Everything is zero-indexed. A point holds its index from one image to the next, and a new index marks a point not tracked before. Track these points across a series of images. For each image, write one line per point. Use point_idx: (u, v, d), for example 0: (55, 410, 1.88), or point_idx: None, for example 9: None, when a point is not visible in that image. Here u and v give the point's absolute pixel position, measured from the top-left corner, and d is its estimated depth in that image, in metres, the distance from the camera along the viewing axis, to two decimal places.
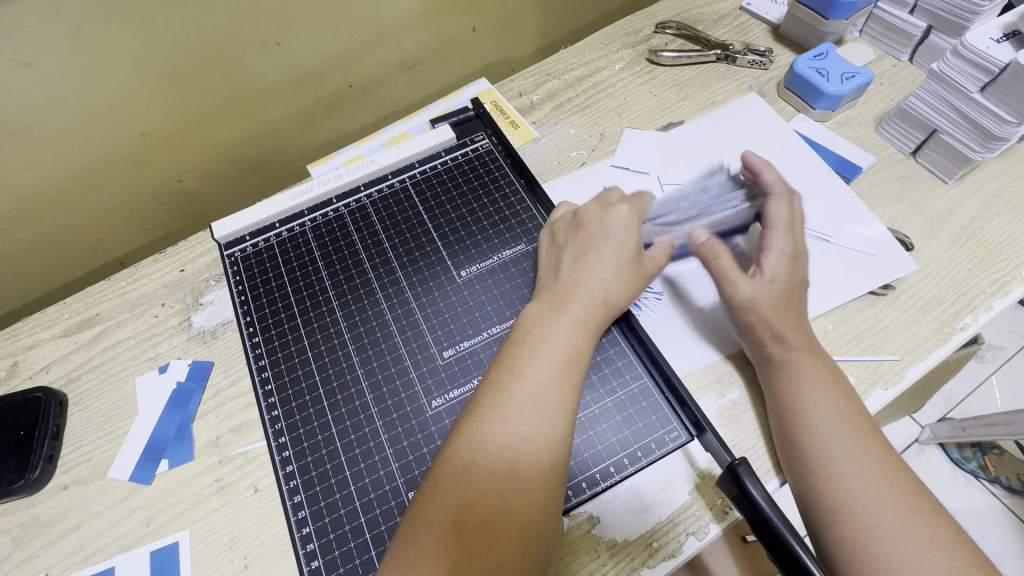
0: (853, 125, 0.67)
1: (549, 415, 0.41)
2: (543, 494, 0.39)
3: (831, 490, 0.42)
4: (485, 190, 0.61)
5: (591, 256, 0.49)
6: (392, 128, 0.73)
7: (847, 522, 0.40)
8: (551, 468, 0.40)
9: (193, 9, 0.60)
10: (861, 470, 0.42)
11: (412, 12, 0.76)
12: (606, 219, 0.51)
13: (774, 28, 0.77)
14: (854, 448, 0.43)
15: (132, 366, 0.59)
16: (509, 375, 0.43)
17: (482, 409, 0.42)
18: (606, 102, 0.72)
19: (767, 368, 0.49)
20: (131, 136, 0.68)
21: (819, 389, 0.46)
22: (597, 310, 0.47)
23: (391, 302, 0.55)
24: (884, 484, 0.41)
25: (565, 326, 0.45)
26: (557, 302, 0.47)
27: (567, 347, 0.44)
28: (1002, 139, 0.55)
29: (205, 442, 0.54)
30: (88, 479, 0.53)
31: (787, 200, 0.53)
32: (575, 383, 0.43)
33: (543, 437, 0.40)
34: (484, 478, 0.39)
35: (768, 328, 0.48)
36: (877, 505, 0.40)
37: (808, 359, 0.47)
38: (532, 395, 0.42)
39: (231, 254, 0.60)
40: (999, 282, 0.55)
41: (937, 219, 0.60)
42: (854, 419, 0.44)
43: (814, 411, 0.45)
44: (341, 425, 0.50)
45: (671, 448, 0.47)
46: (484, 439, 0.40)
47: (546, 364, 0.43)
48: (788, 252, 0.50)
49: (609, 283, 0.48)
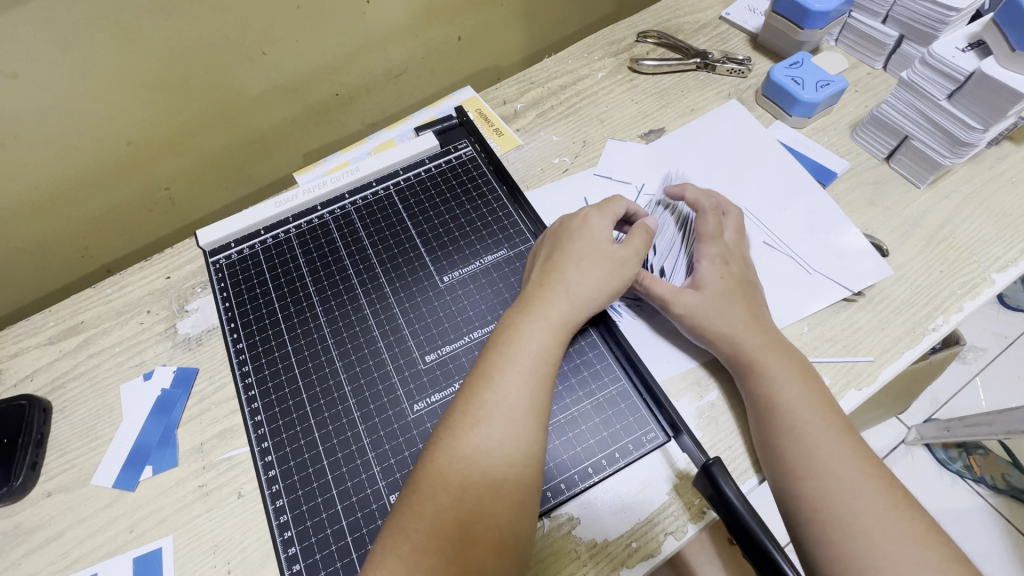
0: (828, 131, 0.69)
1: (523, 419, 0.42)
2: (516, 497, 0.40)
3: (810, 488, 0.42)
4: (468, 198, 0.62)
5: (557, 255, 0.51)
6: (378, 136, 0.73)
7: (826, 520, 0.41)
8: (530, 471, 0.41)
9: (179, 22, 0.61)
10: (838, 468, 0.42)
11: (397, 21, 0.78)
12: (575, 223, 0.53)
13: (752, 37, 0.78)
14: (832, 447, 0.43)
15: (117, 373, 0.59)
16: (483, 381, 0.44)
17: (456, 416, 0.43)
18: (589, 109, 0.73)
19: (739, 371, 0.49)
20: (118, 145, 0.68)
21: (792, 390, 0.47)
22: (567, 312, 0.48)
23: (374, 307, 0.56)
24: (860, 481, 0.42)
25: (534, 328, 0.46)
26: (528, 306, 0.48)
27: (540, 350, 0.45)
28: (969, 145, 0.56)
29: (190, 448, 0.54)
30: (71, 487, 0.53)
31: (714, 213, 0.57)
32: (545, 385, 0.44)
33: (517, 440, 0.41)
34: (460, 486, 0.40)
35: (725, 333, 0.50)
36: (855, 503, 0.41)
37: (780, 358, 0.48)
38: (504, 399, 0.42)
39: (216, 261, 0.60)
40: (970, 284, 0.57)
41: (910, 223, 0.61)
42: (828, 415, 0.45)
43: (790, 411, 0.46)
44: (324, 430, 0.50)
45: (649, 449, 0.48)
46: (458, 445, 0.41)
47: (520, 367, 0.44)
48: (716, 259, 0.54)
49: (572, 283, 0.49)
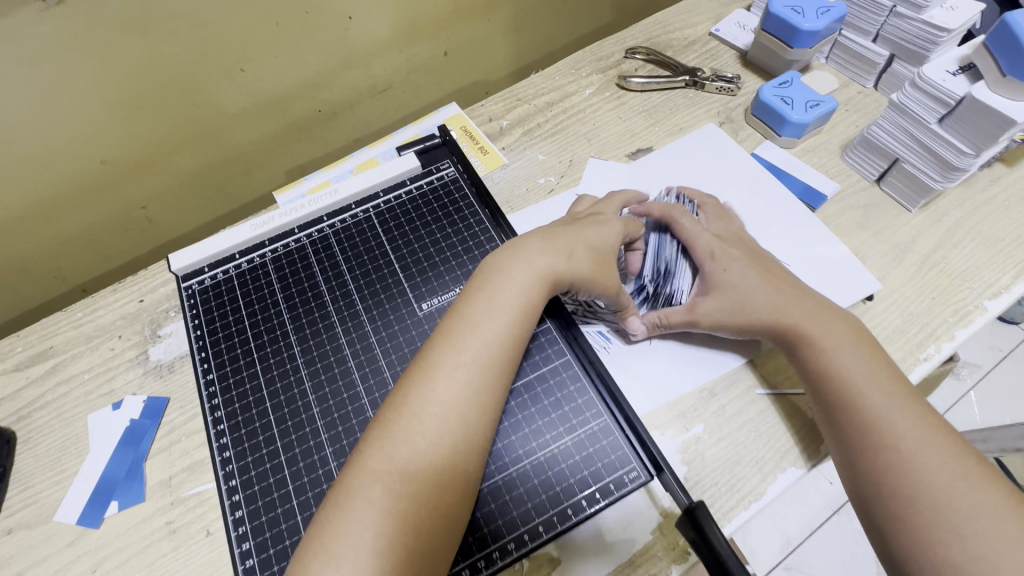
0: (819, 152, 0.68)
1: (455, 428, 0.41)
2: (445, 498, 0.39)
3: (875, 461, 0.43)
4: (450, 220, 0.61)
5: (568, 225, 0.52)
6: (361, 154, 0.72)
7: (891, 492, 0.41)
8: (460, 487, 0.40)
9: (152, 39, 0.59)
10: (902, 438, 0.42)
11: (381, 37, 0.76)
12: (603, 215, 0.55)
13: (742, 54, 0.77)
14: (893, 415, 0.43)
15: (85, 403, 0.57)
16: (465, 324, 0.45)
17: (436, 357, 0.44)
18: (576, 127, 0.72)
19: (792, 344, 0.49)
20: (90, 164, 0.66)
21: (848, 361, 0.47)
22: (559, 265, 0.49)
23: (350, 336, 0.54)
24: (927, 450, 0.42)
25: (522, 278, 0.47)
26: (522, 254, 0.49)
27: (482, 360, 0.44)
28: (961, 169, 0.55)
29: (157, 483, 0.52)
30: (33, 523, 0.51)
31: (684, 219, 0.56)
32: (489, 406, 0.43)
33: (486, 387, 0.43)
34: (381, 488, 0.38)
35: (769, 310, 0.50)
36: (922, 473, 0.41)
37: (832, 330, 0.48)
38: (485, 344, 0.44)
39: (188, 287, 0.58)
40: (962, 312, 0.56)
41: (901, 247, 0.60)
42: (888, 383, 0.45)
43: (847, 381, 0.46)
44: (294, 467, 0.48)
45: (631, 489, 0.46)
46: (434, 384, 0.42)
47: (502, 317, 0.45)
48: (716, 253, 0.54)
49: (576, 249, 0.50)
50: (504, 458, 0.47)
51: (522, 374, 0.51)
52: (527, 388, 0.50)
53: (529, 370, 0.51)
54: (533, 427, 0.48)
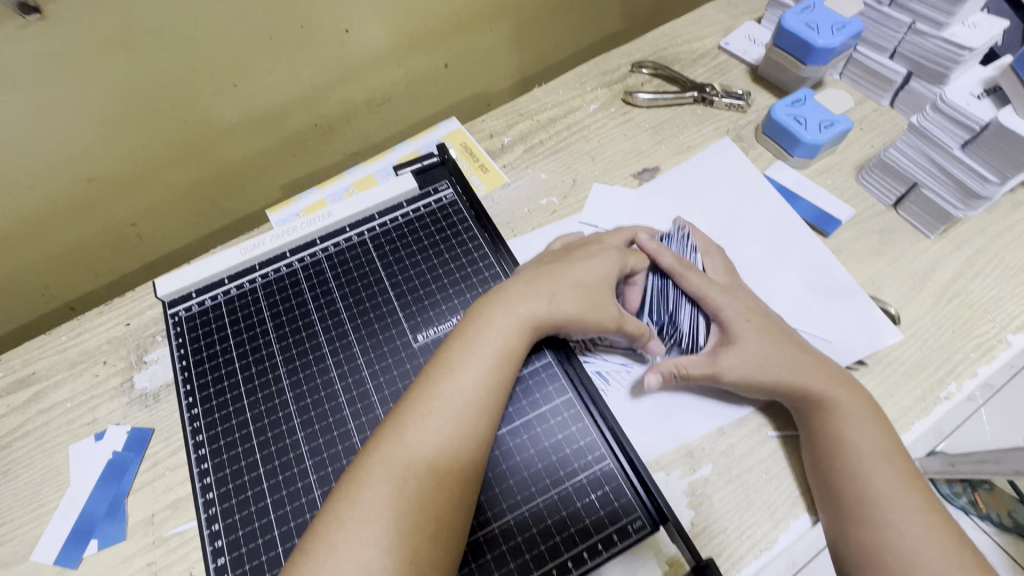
0: (832, 173, 0.65)
1: (419, 479, 0.39)
2: (425, 550, 0.37)
3: (868, 534, 0.42)
4: (447, 245, 0.58)
5: (558, 266, 0.50)
6: (357, 170, 0.69)
7: (879, 567, 0.41)
8: (444, 543, 0.38)
9: (139, 55, 0.57)
10: (900, 520, 0.42)
11: (379, 49, 0.74)
12: (593, 247, 0.52)
13: (752, 69, 0.75)
14: (896, 494, 0.43)
15: (66, 432, 0.55)
16: (440, 370, 0.44)
17: (408, 405, 0.42)
18: (579, 145, 0.70)
19: (804, 408, 0.48)
20: (77, 182, 0.64)
21: (863, 433, 0.45)
22: (540, 311, 0.46)
23: (342, 369, 0.52)
24: (924, 534, 0.41)
25: (503, 322, 0.46)
26: (501, 296, 0.47)
27: (458, 409, 0.42)
28: (984, 198, 0.53)
29: (140, 520, 0.50)
30: (9, 562, 0.49)
31: (697, 272, 0.52)
32: (468, 455, 0.41)
33: (463, 433, 0.41)
34: (352, 543, 0.37)
35: (787, 377, 0.48)
36: (914, 556, 0.40)
37: (851, 399, 0.47)
38: (460, 391, 0.42)
39: (175, 314, 0.56)
40: (984, 346, 0.53)
41: (920, 275, 0.57)
42: (898, 462, 0.44)
43: (859, 453, 0.44)
44: (280, 511, 0.45)
45: (636, 539, 0.43)
46: (406, 434, 0.41)
47: (480, 362, 0.44)
48: (735, 307, 0.51)
49: (560, 290, 0.48)
50: (501, 505, 0.44)
51: (521, 413, 0.48)
52: (527, 429, 0.47)
53: (529, 410, 0.48)
54: (532, 471, 0.46)
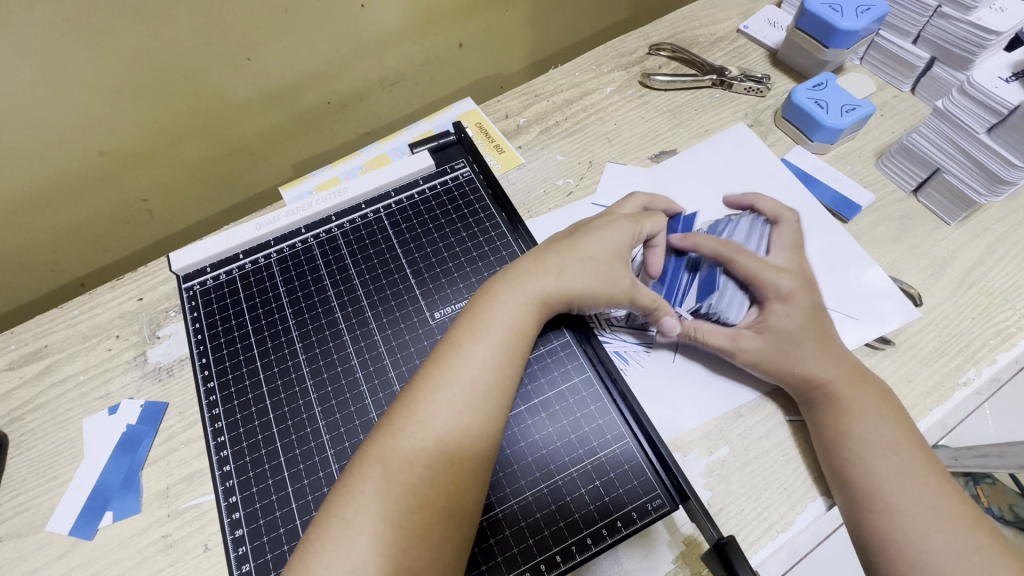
0: (851, 159, 0.64)
1: (442, 457, 0.39)
2: (445, 527, 0.37)
3: (878, 521, 0.42)
4: (464, 224, 0.58)
5: (568, 242, 0.49)
6: (371, 149, 0.69)
7: (896, 555, 0.40)
8: (464, 517, 0.38)
9: (154, 25, 0.56)
10: (912, 506, 0.41)
11: (393, 26, 0.73)
12: (599, 221, 0.51)
13: (772, 53, 0.74)
14: (907, 483, 0.42)
15: (79, 405, 0.54)
16: (458, 350, 0.43)
17: (427, 385, 0.42)
18: (596, 126, 0.69)
19: (811, 400, 0.47)
20: (89, 155, 0.64)
21: (869, 425, 0.45)
22: (548, 287, 0.46)
23: (358, 345, 0.51)
24: (937, 519, 0.40)
25: (511, 297, 0.45)
26: (514, 276, 0.47)
27: (474, 388, 0.41)
28: (1009, 183, 0.52)
29: (154, 493, 0.50)
30: (24, 533, 0.49)
31: (743, 255, 0.51)
32: (488, 431, 0.41)
33: (484, 411, 0.41)
34: (374, 515, 0.37)
35: (794, 366, 0.48)
36: (927, 542, 0.40)
37: (859, 391, 0.46)
38: (480, 372, 0.42)
39: (189, 287, 0.55)
40: (1004, 333, 0.53)
41: (939, 262, 0.57)
42: (906, 452, 0.43)
43: (863, 444, 0.44)
44: (297, 483, 0.45)
45: (655, 518, 0.43)
46: (424, 414, 0.40)
47: (498, 343, 0.43)
48: (784, 295, 0.49)
49: (567, 264, 0.47)
50: (520, 482, 0.44)
51: (540, 391, 0.48)
52: (545, 407, 0.47)
53: (547, 388, 0.48)
54: (551, 449, 0.46)
